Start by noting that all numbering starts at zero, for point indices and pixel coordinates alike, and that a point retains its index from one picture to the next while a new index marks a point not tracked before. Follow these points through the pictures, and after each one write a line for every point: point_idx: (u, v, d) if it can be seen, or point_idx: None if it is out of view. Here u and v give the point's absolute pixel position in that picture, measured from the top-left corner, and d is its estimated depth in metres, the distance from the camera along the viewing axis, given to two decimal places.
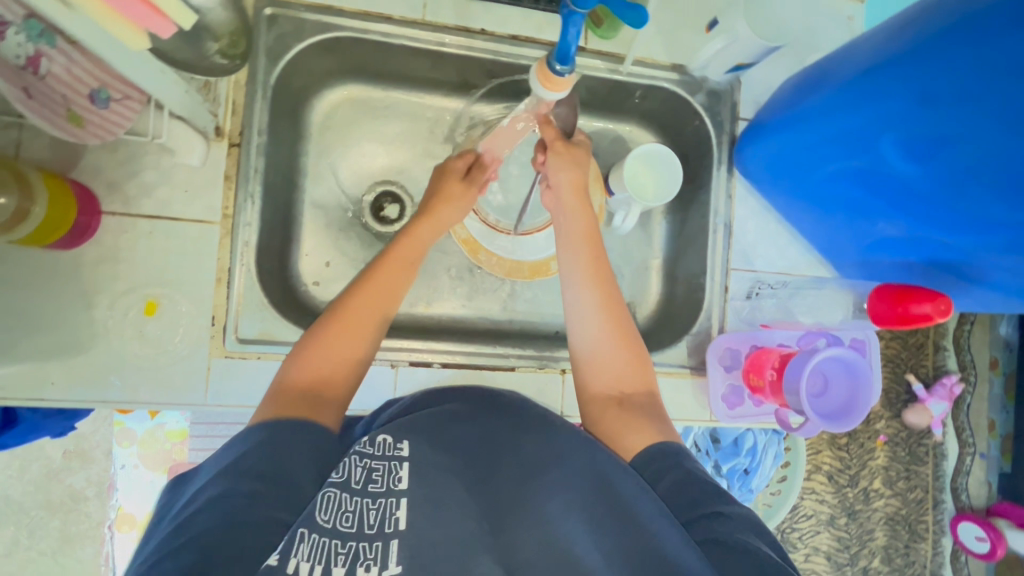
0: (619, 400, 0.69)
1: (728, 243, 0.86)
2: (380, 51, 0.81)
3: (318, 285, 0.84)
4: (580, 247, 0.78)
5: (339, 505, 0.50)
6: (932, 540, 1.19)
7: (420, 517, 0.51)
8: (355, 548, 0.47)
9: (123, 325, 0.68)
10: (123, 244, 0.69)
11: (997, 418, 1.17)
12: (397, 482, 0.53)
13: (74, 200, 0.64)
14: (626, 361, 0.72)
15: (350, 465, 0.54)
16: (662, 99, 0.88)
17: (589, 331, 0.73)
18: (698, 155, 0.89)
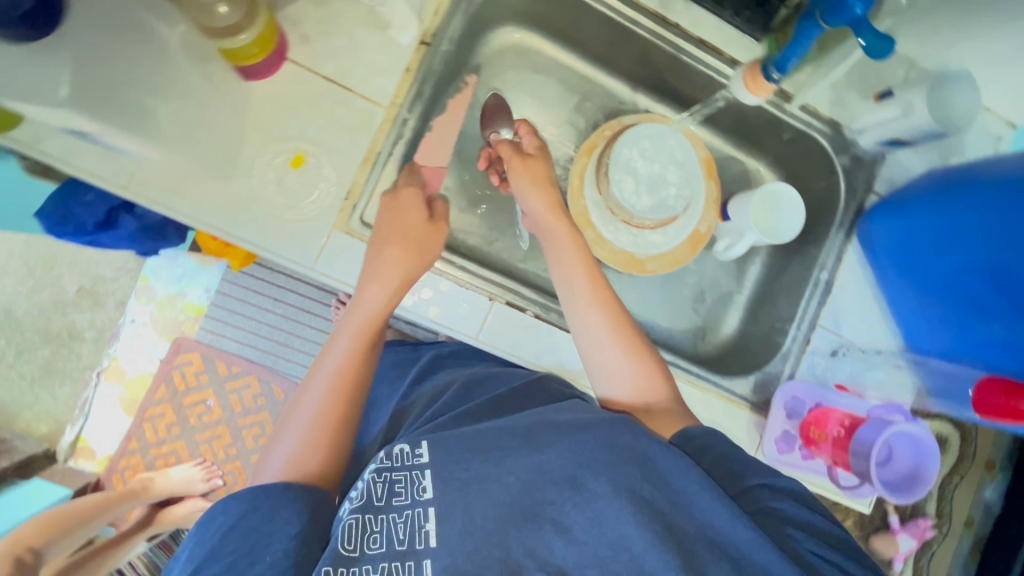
0: (645, 409, 0.71)
1: (824, 301, 0.88)
2: (576, 12, 0.84)
3: None
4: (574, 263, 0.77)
5: (363, 530, 0.54)
6: None
7: (448, 528, 0.54)
8: (387, 568, 0.52)
9: (267, 167, 0.70)
10: (293, 94, 0.70)
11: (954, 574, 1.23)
12: (421, 492, 0.56)
13: (272, 45, 0.66)
14: (647, 373, 0.72)
15: (370, 483, 0.58)
16: (807, 149, 0.90)
17: (603, 360, 0.73)
18: (819, 211, 0.92)
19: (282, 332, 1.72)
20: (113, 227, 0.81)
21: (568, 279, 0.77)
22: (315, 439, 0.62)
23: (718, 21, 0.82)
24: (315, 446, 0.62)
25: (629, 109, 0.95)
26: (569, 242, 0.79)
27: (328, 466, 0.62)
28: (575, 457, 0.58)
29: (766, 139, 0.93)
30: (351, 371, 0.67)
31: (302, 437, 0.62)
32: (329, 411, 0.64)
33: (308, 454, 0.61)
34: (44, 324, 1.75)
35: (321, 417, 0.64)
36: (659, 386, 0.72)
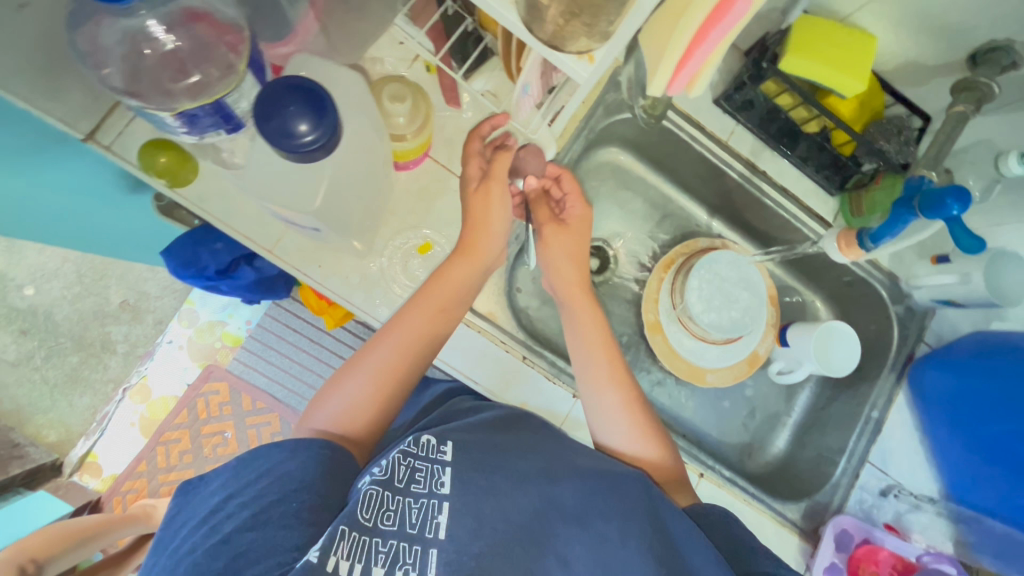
0: (660, 477, 0.73)
1: (872, 438, 0.93)
2: (675, 148, 0.94)
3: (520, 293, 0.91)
4: (596, 350, 0.78)
5: (380, 504, 0.55)
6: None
7: (460, 526, 0.55)
8: (395, 548, 0.53)
9: (398, 250, 0.77)
10: (427, 187, 0.77)
11: None
12: (441, 486, 0.58)
13: (427, 144, 0.74)
14: (654, 444, 0.75)
15: (394, 463, 0.59)
16: (864, 294, 0.98)
17: (616, 433, 0.75)
18: (869, 350, 0.99)
19: (311, 373, 1.71)
20: (232, 275, 0.88)
21: (580, 361, 0.78)
22: (379, 396, 0.68)
23: (799, 174, 0.93)
24: (364, 413, 0.67)
25: (703, 232, 1.04)
26: (588, 313, 0.81)
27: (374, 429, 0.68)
28: (589, 497, 0.61)
29: (826, 278, 1.01)
30: (411, 358, 0.70)
31: (368, 392, 0.68)
32: (389, 375, 0.69)
33: (362, 418, 0.67)
34: (80, 332, 1.77)
35: (379, 381, 0.69)
36: (661, 452, 0.75)
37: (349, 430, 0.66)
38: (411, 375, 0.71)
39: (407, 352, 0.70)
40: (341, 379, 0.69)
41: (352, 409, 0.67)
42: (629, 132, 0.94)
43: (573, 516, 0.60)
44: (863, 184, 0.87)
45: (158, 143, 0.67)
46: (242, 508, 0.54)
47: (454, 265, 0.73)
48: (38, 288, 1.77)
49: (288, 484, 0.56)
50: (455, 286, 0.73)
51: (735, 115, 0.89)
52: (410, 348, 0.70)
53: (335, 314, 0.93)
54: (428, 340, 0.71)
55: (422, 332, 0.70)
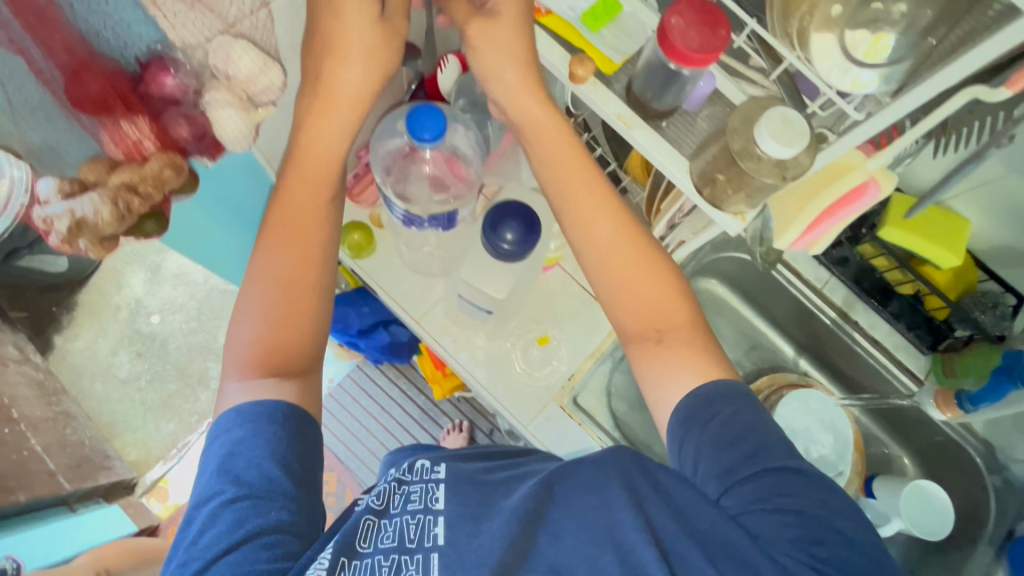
0: (655, 335, 0.64)
1: None
2: (770, 288, 1.04)
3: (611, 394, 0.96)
4: (601, 201, 0.64)
5: (376, 532, 0.57)
6: None
7: (458, 532, 0.55)
8: (398, 560, 0.54)
9: (522, 338, 0.88)
10: (555, 289, 0.90)
11: None
12: (436, 501, 0.59)
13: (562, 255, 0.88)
14: (647, 283, 0.65)
15: (390, 492, 0.61)
16: (958, 457, 0.98)
17: (615, 284, 0.66)
18: (964, 519, 0.96)
19: (376, 441, 1.78)
20: (370, 336, 1.02)
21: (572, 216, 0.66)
22: (296, 305, 0.64)
23: (891, 329, 0.99)
24: (280, 331, 0.63)
25: (789, 367, 1.08)
26: (588, 182, 0.63)
27: (293, 338, 0.64)
28: (582, 488, 0.56)
29: (915, 434, 1.01)
30: (305, 242, 0.65)
31: (280, 309, 0.64)
32: (293, 282, 0.64)
33: (275, 341, 0.63)
34: (184, 362, 1.94)
35: (285, 290, 0.64)
36: (650, 292, 0.65)
37: (280, 360, 0.63)
38: (319, 259, 0.66)
39: (292, 241, 0.65)
40: (241, 303, 0.65)
41: (272, 339, 0.63)
42: (728, 266, 1.04)
43: (564, 496, 0.57)
44: (956, 348, 0.92)
45: (355, 226, 0.86)
46: (215, 517, 0.52)
47: (320, 129, 0.61)
48: (163, 318, 1.97)
49: (251, 483, 0.54)
50: (326, 154, 0.62)
51: (830, 268, 0.99)
52: (290, 233, 0.65)
53: (446, 384, 1.03)
54: (326, 216, 0.66)
55: (291, 205, 0.64)
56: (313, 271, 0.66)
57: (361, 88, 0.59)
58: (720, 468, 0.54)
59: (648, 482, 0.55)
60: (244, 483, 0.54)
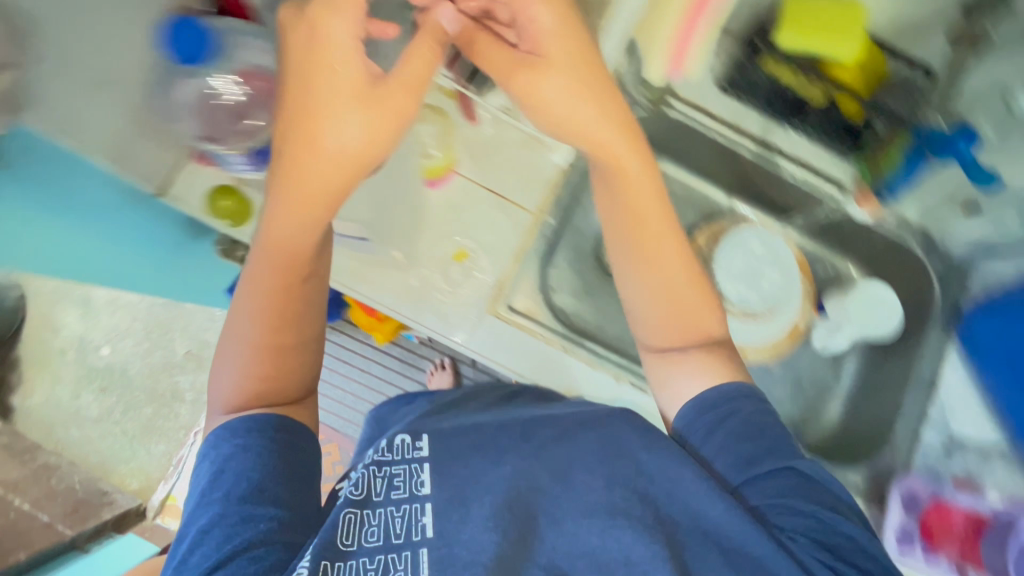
0: (670, 353, 0.68)
1: (931, 397, 0.91)
2: (687, 134, 0.96)
3: (553, 291, 0.94)
4: (613, 172, 0.65)
5: (360, 524, 0.57)
6: None
7: (447, 521, 0.57)
8: (385, 561, 0.54)
9: (434, 260, 0.83)
10: (458, 200, 0.84)
11: None
12: (420, 486, 0.61)
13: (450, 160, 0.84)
14: (682, 294, 0.68)
15: (371, 478, 0.62)
16: (901, 257, 0.98)
17: (640, 291, 0.68)
18: (916, 310, 0.97)
19: (364, 402, 1.78)
20: None
21: (609, 196, 0.67)
22: (284, 355, 0.62)
23: (813, 146, 0.95)
24: (267, 368, 0.61)
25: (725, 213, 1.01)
26: (596, 120, 0.61)
27: (274, 380, 0.61)
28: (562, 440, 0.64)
29: (858, 243, 1.00)
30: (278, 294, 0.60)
31: (271, 355, 0.61)
32: (277, 329, 0.61)
33: (260, 382, 0.60)
34: (151, 383, 1.88)
35: (277, 339, 0.61)
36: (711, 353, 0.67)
37: (277, 397, 0.61)
38: (292, 317, 0.62)
39: (270, 286, 0.60)
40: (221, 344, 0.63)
41: (262, 378, 0.61)
42: (639, 127, 0.97)
43: (557, 487, 0.59)
44: (877, 140, 0.92)
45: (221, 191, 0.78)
46: (200, 541, 0.52)
47: (285, 212, 0.56)
48: (114, 347, 1.89)
49: (245, 501, 0.53)
50: (296, 236, 0.57)
51: (739, 99, 0.94)
52: (289, 291, 0.61)
53: (385, 330, 0.99)
54: (314, 283, 0.63)
55: (276, 263, 0.59)
56: (306, 324, 0.64)
57: (356, 151, 0.53)
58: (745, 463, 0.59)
59: (632, 462, 0.60)
60: (239, 497, 0.54)
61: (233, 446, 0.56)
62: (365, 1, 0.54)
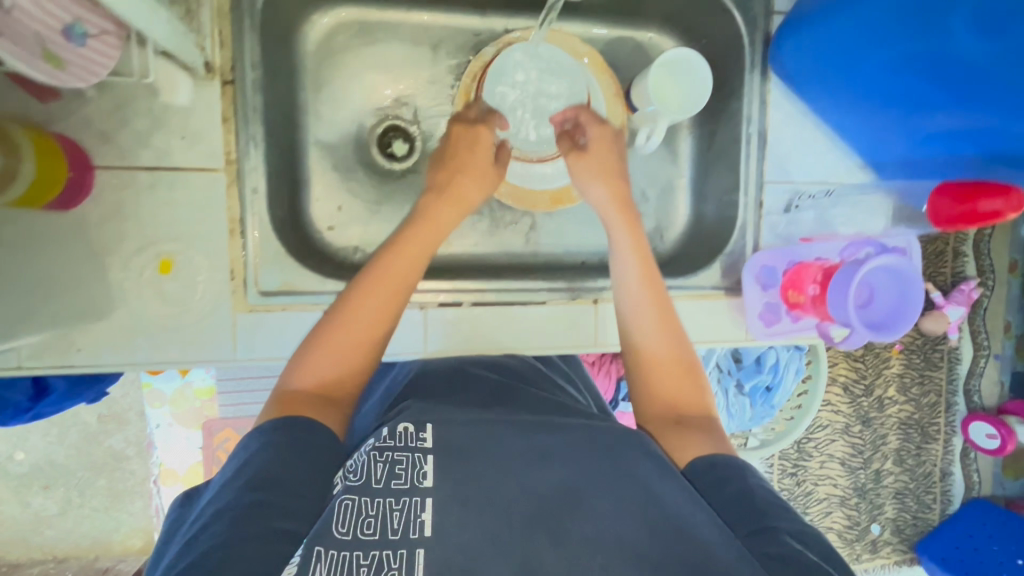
0: (676, 417, 0.60)
1: (762, 154, 0.80)
2: None
3: (333, 230, 0.81)
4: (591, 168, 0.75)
5: (358, 513, 0.45)
6: (943, 441, 1.26)
7: (448, 520, 0.45)
8: (378, 557, 0.42)
9: (140, 285, 0.65)
10: (126, 200, 0.65)
11: (1013, 319, 1.25)
12: (423, 479, 0.48)
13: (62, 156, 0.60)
14: (673, 374, 0.63)
15: (369, 463, 0.49)
16: (683, 2, 0.81)
17: (647, 372, 0.64)
18: (729, 57, 0.81)
19: None
20: (45, 392, 0.74)
21: (620, 254, 0.69)
22: (345, 362, 0.59)
23: None
24: (340, 368, 0.58)
25: (489, 36, 0.84)
26: (598, 152, 0.76)
27: (346, 381, 0.58)
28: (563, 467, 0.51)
29: (641, 4, 0.83)
30: (372, 320, 0.60)
31: (329, 357, 0.58)
32: (354, 345, 0.59)
33: (325, 373, 0.57)
34: None
35: (339, 348, 0.59)
36: (693, 393, 0.62)
37: (327, 399, 0.56)
38: (375, 347, 0.61)
39: (371, 301, 0.61)
40: (303, 344, 0.60)
41: (326, 375, 0.57)
42: None
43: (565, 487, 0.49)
44: None
45: None
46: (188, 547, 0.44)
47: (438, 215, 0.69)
48: None
49: (239, 488, 0.47)
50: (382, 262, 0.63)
51: None
52: (375, 297, 0.61)
53: None
54: (412, 270, 0.64)
55: (364, 288, 0.61)
56: (376, 334, 0.60)
57: (456, 187, 0.72)
58: (738, 521, 0.50)
59: (642, 491, 0.49)
60: (253, 490, 0.46)
61: (244, 447, 0.52)
62: (463, 135, 0.76)
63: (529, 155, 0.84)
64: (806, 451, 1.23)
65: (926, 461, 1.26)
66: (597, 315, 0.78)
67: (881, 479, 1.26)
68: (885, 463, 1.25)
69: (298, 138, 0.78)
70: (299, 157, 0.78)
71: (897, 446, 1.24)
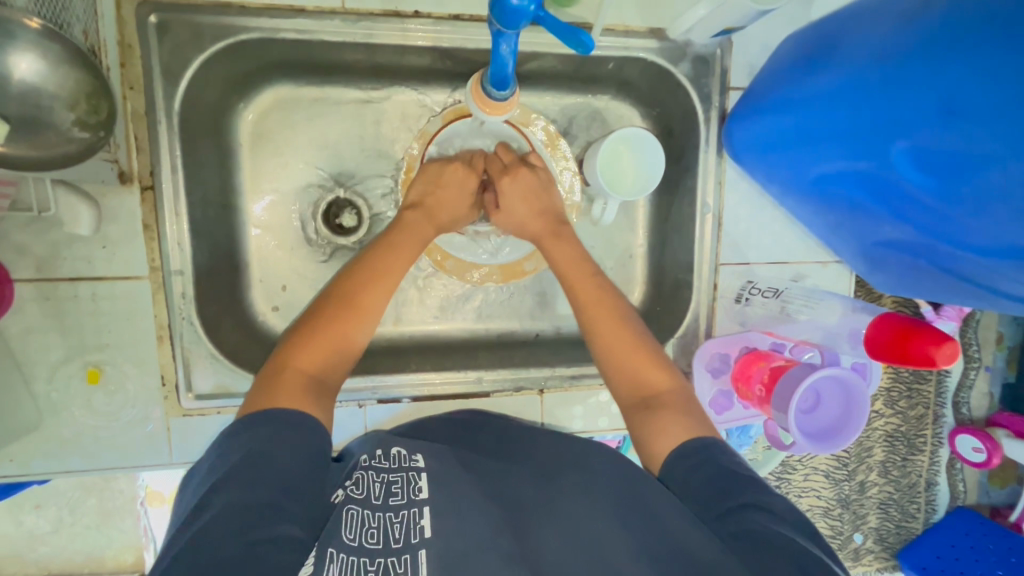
0: (645, 403, 0.64)
1: (717, 236, 0.78)
2: (302, 48, 0.69)
3: (277, 311, 0.77)
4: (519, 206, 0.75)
5: (361, 522, 0.50)
6: (929, 453, 1.02)
7: (446, 524, 0.50)
8: (384, 563, 0.47)
9: (68, 397, 0.65)
10: (48, 313, 0.63)
11: (1006, 330, 1.00)
12: (418, 491, 0.54)
13: None
14: (637, 358, 0.67)
15: (367, 483, 0.55)
16: (638, 70, 0.76)
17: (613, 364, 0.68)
18: (683, 130, 0.78)
19: None
20: None
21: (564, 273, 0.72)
22: (328, 353, 0.62)
23: None
24: (320, 359, 0.61)
25: (434, 108, 0.79)
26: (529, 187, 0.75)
27: (331, 374, 0.62)
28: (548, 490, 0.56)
29: (591, 75, 0.78)
30: (360, 326, 0.64)
31: (314, 347, 0.61)
32: (332, 340, 0.62)
33: (305, 367, 0.60)
34: None
35: (323, 342, 0.61)
36: (658, 375, 0.66)
37: (309, 388, 0.58)
38: (354, 344, 0.64)
39: (369, 299, 0.65)
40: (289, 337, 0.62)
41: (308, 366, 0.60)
42: (234, 76, 0.69)
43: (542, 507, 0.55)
44: None
45: None
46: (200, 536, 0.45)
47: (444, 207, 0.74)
48: None
49: (236, 484, 0.47)
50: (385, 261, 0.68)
51: None
52: (371, 292, 0.66)
53: None
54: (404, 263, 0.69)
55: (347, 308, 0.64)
56: (353, 329, 0.64)
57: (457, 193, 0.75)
58: (708, 506, 0.52)
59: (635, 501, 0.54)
60: (254, 484, 0.47)
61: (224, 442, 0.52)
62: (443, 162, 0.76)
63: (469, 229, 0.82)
64: (790, 465, 0.99)
65: (910, 473, 1.02)
66: (541, 404, 0.78)
67: (867, 490, 1.02)
68: (869, 476, 1.01)
69: (234, 222, 0.74)
70: (237, 243, 0.74)
71: (883, 458, 1.01)
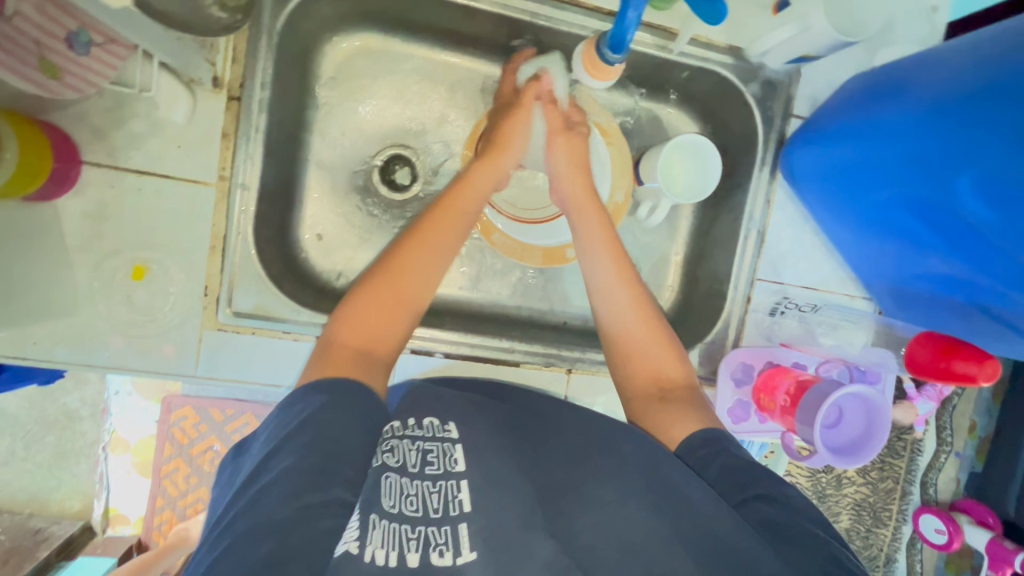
0: (658, 394, 0.63)
1: (759, 251, 0.81)
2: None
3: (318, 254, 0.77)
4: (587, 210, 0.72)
5: (400, 490, 0.50)
6: (892, 528, 1.01)
7: (484, 497, 0.50)
8: (425, 532, 0.47)
9: (109, 289, 0.64)
10: (109, 201, 0.63)
11: (979, 420, 1.01)
12: (455, 462, 0.53)
13: (48, 146, 0.58)
14: (653, 350, 0.66)
15: (404, 450, 0.53)
16: (709, 83, 0.80)
17: (625, 351, 0.66)
18: (740, 149, 0.82)
19: None
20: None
21: (591, 255, 0.70)
22: (396, 316, 0.60)
23: None
24: (384, 321, 0.60)
25: None
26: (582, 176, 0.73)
27: (385, 343, 0.59)
28: (576, 467, 0.54)
29: (662, 82, 0.82)
30: (413, 296, 0.62)
31: (381, 313, 0.60)
32: (403, 292, 0.61)
33: (370, 332, 0.59)
34: None
35: (389, 302, 0.61)
36: (675, 366, 0.65)
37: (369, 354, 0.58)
38: (418, 304, 0.62)
39: (436, 259, 0.64)
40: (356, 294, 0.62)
41: (371, 333, 0.59)
42: (332, 14, 0.72)
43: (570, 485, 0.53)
44: None
45: None
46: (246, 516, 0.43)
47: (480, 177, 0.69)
48: None
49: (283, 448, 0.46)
50: (443, 230, 0.65)
51: None
52: (445, 241, 0.65)
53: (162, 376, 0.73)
54: (456, 234, 0.66)
55: (395, 278, 0.61)
56: (416, 286, 0.62)
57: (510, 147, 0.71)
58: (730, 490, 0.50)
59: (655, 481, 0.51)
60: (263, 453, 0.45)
61: (296, 401, 0.51)
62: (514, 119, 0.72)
63: (514, 215, 0.80)
64: None
65: (873, 547, 1.02)
66: (568, 384, 0.79)
67: None
68: None
69: (298, 155, 0.75)
70: (295, 177, 0.75)
71: (847, 526, 1.01)
